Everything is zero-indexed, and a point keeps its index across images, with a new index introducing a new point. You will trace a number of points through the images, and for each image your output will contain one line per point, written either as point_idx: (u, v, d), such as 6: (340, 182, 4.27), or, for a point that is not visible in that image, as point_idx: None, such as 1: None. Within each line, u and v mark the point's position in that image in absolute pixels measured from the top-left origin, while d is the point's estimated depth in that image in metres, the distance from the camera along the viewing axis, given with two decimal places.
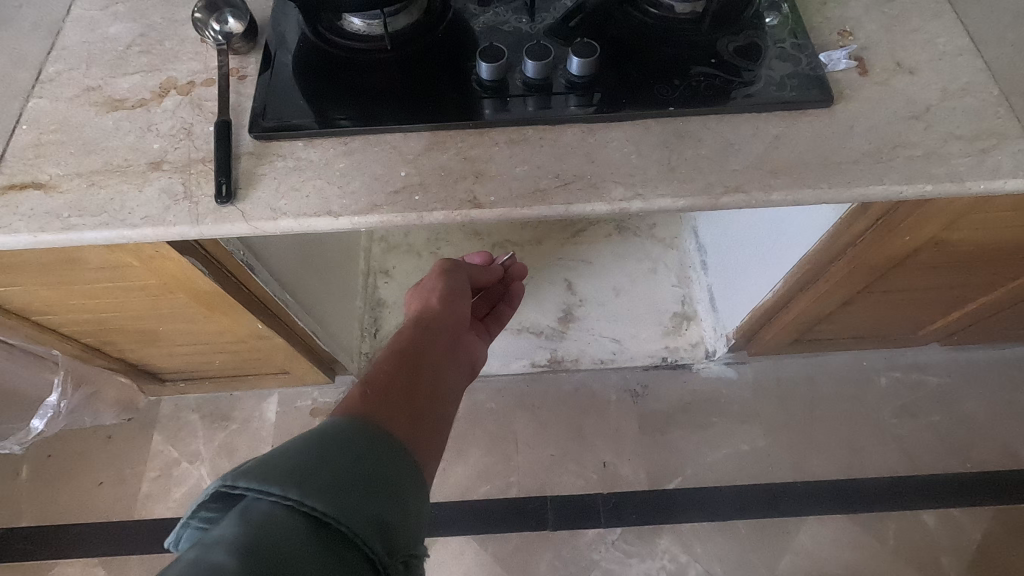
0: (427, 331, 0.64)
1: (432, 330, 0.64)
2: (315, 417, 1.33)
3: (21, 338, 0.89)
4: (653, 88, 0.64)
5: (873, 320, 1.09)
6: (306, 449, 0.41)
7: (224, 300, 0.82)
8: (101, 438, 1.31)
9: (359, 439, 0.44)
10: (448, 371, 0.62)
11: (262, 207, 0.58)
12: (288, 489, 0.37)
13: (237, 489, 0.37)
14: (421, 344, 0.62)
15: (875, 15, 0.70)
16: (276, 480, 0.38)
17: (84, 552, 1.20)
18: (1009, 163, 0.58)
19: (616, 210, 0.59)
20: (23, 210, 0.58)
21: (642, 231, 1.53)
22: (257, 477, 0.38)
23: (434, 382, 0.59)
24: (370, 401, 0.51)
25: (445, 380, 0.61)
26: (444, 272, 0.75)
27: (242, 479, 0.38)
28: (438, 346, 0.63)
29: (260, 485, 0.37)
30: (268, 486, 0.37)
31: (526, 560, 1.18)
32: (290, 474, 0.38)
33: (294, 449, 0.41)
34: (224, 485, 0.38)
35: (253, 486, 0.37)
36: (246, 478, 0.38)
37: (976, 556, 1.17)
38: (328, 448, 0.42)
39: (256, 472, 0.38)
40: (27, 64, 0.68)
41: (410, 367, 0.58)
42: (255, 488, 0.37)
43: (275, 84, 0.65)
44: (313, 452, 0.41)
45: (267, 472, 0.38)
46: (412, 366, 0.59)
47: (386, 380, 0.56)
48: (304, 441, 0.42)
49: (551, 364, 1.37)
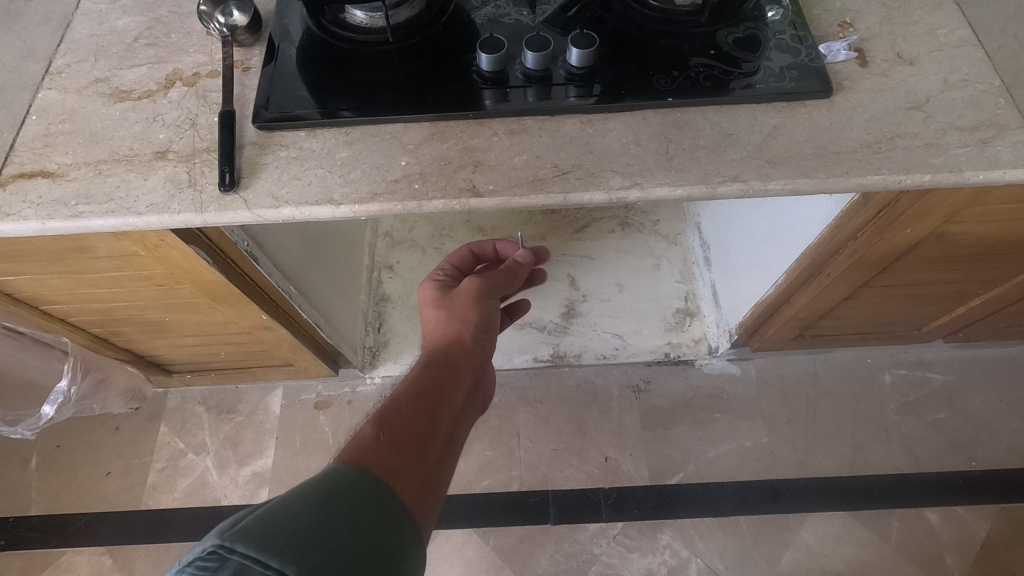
0: (452, 371, 0.67)
1: (458, 372, 0.67)
2: (319, 409, 1.34)
3: (31, 325, 0.91)
4: (652, 79, 0.64)
5: (877, 316, 1.09)
6: (307, 514, 0.41)
7: (229, 291, 0.83)
8: (109, 429, 1.33)
9: (361, 505, 0.45)
10: (465, 416, 0.66)
11: (264, 195, 0.59)
12: (286, 564, 0.37)
13: (233, 553, 0.37)
14: (446, 385, 0.65)
15: (876, 6, 0.70)
16: (275, 551, 0.37)
17: (91, 541, 1.21)
18: (1010, 153, 0.58)
19: (613, 199, 0.60)
20: (32, 198, 0.59)
21: (646, 228, 1.54)
22: (255, 543, 0.37)
23: (450, 430, 0.61)
24: (382, 451, 0.54)
25: (461, 425, 0.65)
26: (480, 300, 0.75)
27: (240, 543, 0.37)
28: (460, 389, 0.66)
29: (258, 554, 0.37)
30: (265, 557, 0.37)
31: (528, 553, 1.19)
32: (290, 544, 0.38)
33: (296, 511, 0.41)
34: (221, 546, 0.37)
35: (251, 553, 0.37)
36: (244, 542, 0.37)
37: (981, 554, 1.16)
38: (330, 515, 0.42)
39: (256, 537, 0.38)
40: (37, 57, 0.70)
41: (432, 412, 0.61)
42: (252, 557, 0.37)
43: (279, 76, 0.66)
44: (314, 519, 0.41)
45: (267, 540, 0.38)
46: (435, 409, 0.62)
47: (401, 424, 0.58)
48: (305, 503, 0.42)
49: (552, 359, 1.37)
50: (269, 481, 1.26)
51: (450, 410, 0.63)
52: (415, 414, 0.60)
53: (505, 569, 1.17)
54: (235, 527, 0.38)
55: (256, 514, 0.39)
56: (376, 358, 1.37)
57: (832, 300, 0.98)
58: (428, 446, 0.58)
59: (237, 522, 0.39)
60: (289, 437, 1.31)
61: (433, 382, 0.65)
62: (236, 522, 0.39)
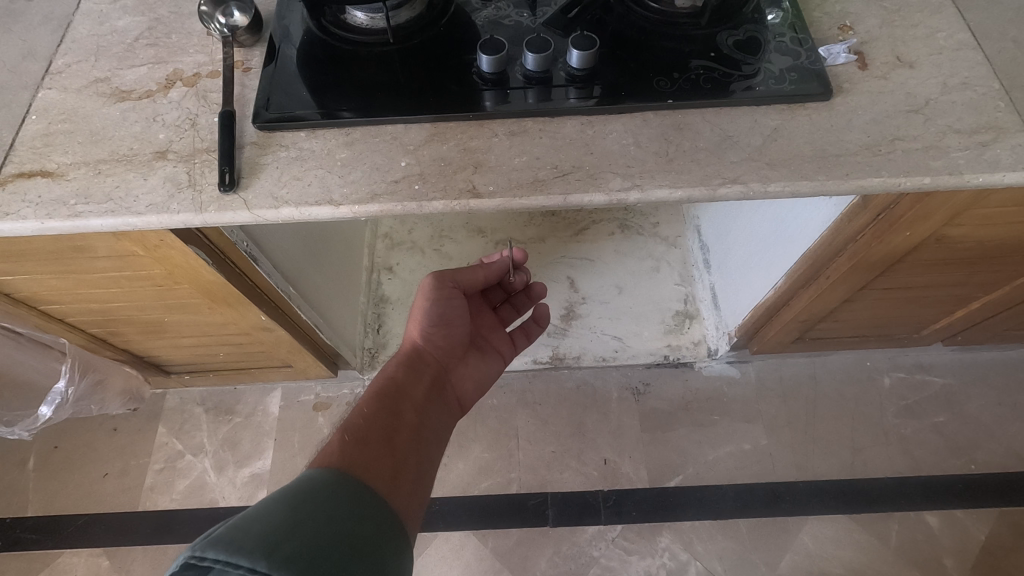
0: (409, 370, 0.72)
1: (415, 371, 0.73)
2: (317, 411, 1.34)
3: (29, 326, 0.90)
4: (653, 80, 0.64)
5: (875, 319, 1.09)
6: (279, 518, 0.41)
7: (228, 291, 0.83)
8: (107, 430, 1.32)
9: (333, 505, 0.46)
10: (429, 410, 0.70)
11: (264, 196, 0.59)
12: (258, 561, 0.36)
13: (205, 560, 0.36)
14: (405, 384, 0.70)
15: (876, 10, 0.70)
16: (246, 551, 0.37)
17: (89, 543, 1.21)
18: (1009, 156, 0.58)
19: (613, 200, 0.60)
20: (31, 197, 0.59)
21: (645, 230, 1.54)
22: (228, 546, 0.36)
23: (414, 424, 0.66)
24: (350, 450, 0.57)
25: (428, 419, 0.69)
26: (435, 298, 0.77)
27: (211, 549, 0.36)
28: (418, 386, 0.71)
29: (231, 557, 0.36)
30: (238, 557, 0.36)
31: (526, 555, 1.18)
32: (262, 543, 0.38)
33: (268, 516, 0.41)
34: (193, 556, 0.36)
35: (222, 557, 0.36)
36: (216, 548, 0.36)
37: (980, 557, 1.16)
38: (302, 514, 0.42)
39: (227, 541, 0.37)
40: (38, 57, 0.69)
41: (393, 408, 0.66)
42: (225, 560, 0.36)
43: (279, 77, 0.66)
44: (287, 521, 0.41)
45: (239, 542, 0.37)
46: (396, 406, 0.66)
47: (366, 423, 0.62)
48: (276, 509, 0.42)
49: (552, 361, 1.37)
50: (267, 482, 1.26)
51: (411, 406, 0.68)
52: (378, 412, 0.64)
53: (504, 571, 1.17)
54: (207, 536, 0.37)
55: (228, 524, 0.39)
56: (375, 360, 1.37)
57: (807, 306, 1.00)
58: (394, 439, 0.62)
59: (209, 533, 0.38)
60: (287, 439, 1.31)
61: (393, 381, 0.70)
62: (208, 532, 0.38)
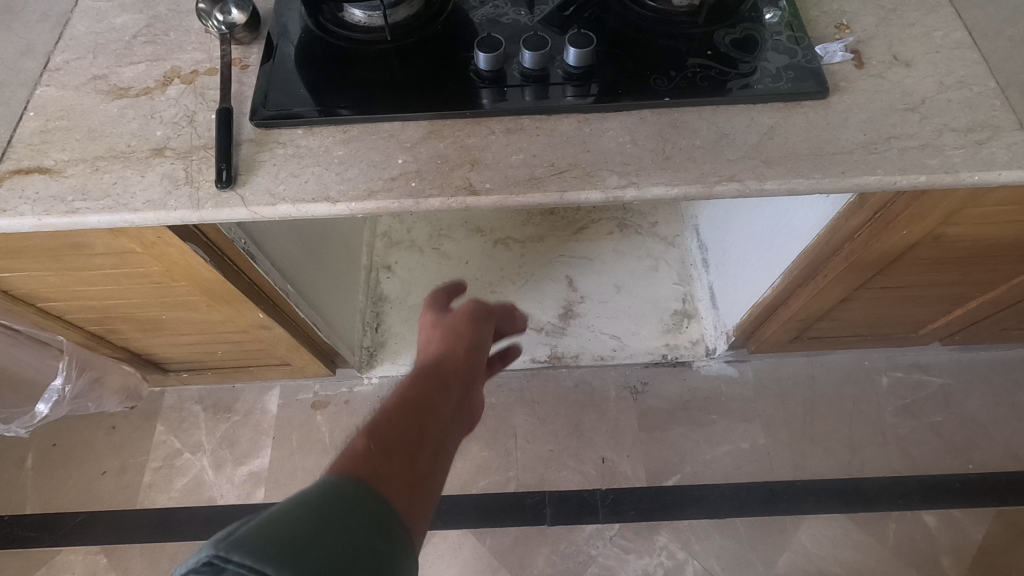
0: (441, 385, 0.66)
1: (447, 387, 0.66)
2: (315, 409, 1.34)
3: (27, 323, 0.91)
4: (649, 79, 0.65)
5: (874, 318, 1.09)
6: (301, 521, 0.40)
7: (225, 289, 0.83)
8: (106, 428, 1.33)
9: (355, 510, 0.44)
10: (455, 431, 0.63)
11: (261, 193, 0.59)
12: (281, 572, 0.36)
13: (228, 563, 0.35)
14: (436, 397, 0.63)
15: (872, 8, 0.70)
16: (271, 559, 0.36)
17: (87, 540, 1.21)
18: (1004, 154, 0.58)
19: (610, 198, 0.60)
20: (29, 193, 0.59)
21: (644, 229, 1.54)
22: (251, 552, 0.36)
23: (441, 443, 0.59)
24: (373, 460, 0.51)
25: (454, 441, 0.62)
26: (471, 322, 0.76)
27: (235, 553, 0.36)
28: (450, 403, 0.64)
29: (253, 563, 0.36)
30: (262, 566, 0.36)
31: (524, 554, 1.19)
32: (286, 551, 0.37)
33: (293, 518, 0.40)
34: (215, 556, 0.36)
35: (246, 563, 0.36)
36: (240, 551, 0.36)
37: (977, 557, 1.16)
38: (325, 519, 0.41)
39: (251, 546, 0.36)
40: (36, 54, 0.70)
41: (422, 423, 0.59)
42: (248, 566, 0.35)
43: (277, 74, 0.66)
44: (310, 528, 0.40)
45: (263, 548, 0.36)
46: (426, 421, 0.60)
47: (391, 433, 0.56)
48: (298, 511, 0.41)
49: (550, 360, 1.37)
50: (266, 480, 1.27)
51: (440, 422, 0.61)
52: (406, 425, 0.58)
53: (502, 570, 1.17)
54: (231, 536, 0.37)
55: (250, 524, 0.38)
56: (374, 358, 1.37)
57: (823, 301, 0.98)
58: (419, 456, 0.55)
59: (232, 531, 0.37)
60: (286, 437, 1.31)
61: (423, 393, 0.63)
62: (231, 530, 0.37)
